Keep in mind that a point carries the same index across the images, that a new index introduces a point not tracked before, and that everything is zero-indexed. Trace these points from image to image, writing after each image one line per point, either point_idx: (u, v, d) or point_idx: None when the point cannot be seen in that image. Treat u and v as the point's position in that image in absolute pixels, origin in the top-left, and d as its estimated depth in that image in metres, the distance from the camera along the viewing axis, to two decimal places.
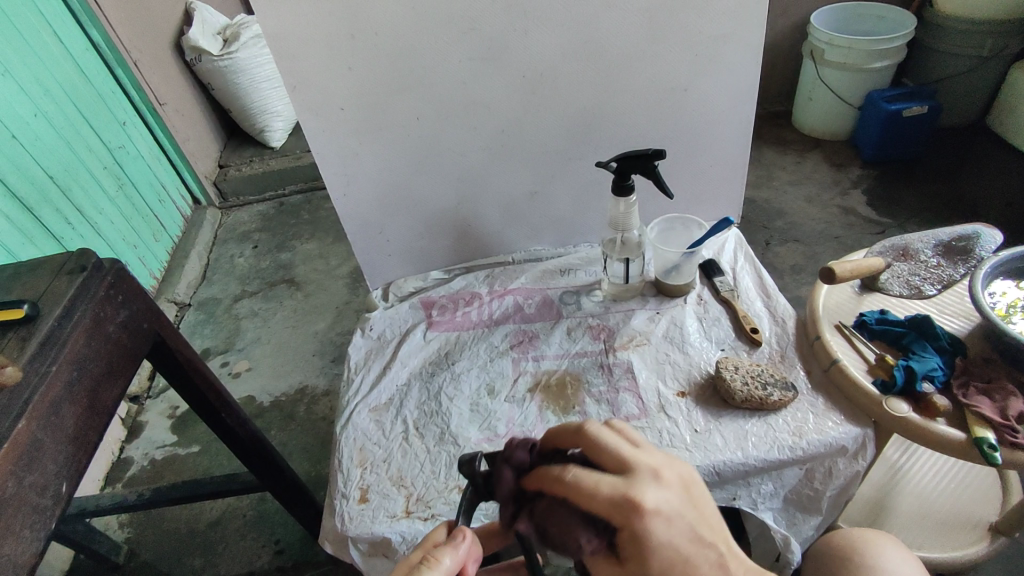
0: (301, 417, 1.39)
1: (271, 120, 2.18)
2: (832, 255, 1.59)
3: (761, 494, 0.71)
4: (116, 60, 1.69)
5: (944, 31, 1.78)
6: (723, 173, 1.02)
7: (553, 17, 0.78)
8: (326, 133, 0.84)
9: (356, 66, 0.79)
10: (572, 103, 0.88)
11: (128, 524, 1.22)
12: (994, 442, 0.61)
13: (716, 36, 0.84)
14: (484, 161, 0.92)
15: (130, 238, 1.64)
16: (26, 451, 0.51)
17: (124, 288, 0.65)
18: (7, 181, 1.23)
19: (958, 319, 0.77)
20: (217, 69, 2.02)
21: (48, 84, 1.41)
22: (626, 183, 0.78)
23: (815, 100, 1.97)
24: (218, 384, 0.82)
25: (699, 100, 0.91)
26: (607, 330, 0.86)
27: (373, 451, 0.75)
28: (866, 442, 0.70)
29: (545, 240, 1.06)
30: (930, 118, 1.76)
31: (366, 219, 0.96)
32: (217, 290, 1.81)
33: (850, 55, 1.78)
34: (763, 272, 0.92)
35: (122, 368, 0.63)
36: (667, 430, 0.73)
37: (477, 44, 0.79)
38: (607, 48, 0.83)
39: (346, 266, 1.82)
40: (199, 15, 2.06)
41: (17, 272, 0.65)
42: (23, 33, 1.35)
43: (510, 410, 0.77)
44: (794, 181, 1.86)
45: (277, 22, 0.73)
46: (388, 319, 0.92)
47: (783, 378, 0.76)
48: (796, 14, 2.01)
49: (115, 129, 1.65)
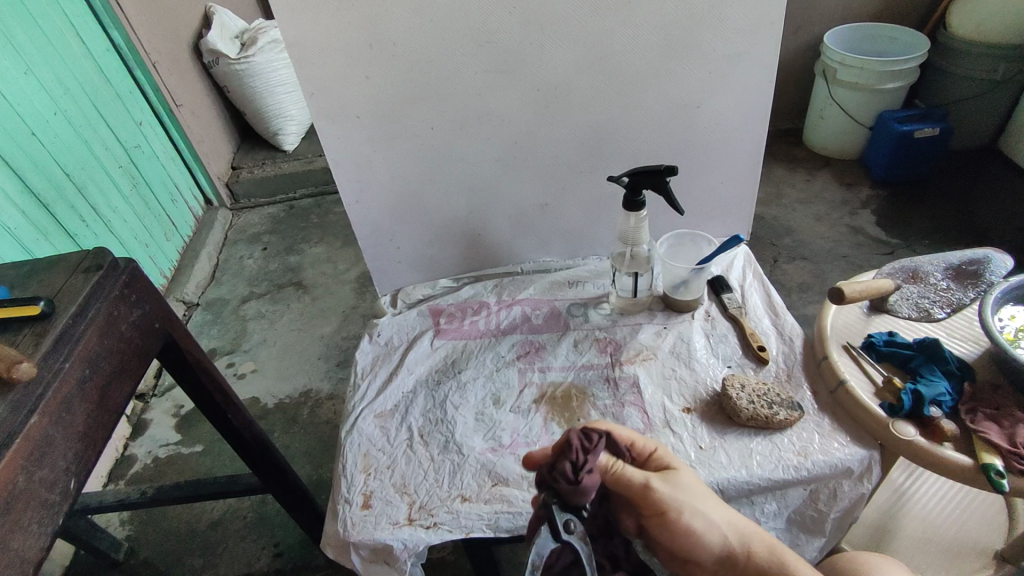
0: (304, 420, 1.39)
1: (285, 123, 2.20)
2: (840, 274, 1.59)
3: (765, 513, 0.70)
4: (134, 61, 1.71)
5: (958, 55, 1.79)
6: (733, 191, 1.03)
7: (569, 32, 0.79)
8: (341, 141, 0.86)
9: (374, 75, 0.80)
10: (585, 118, 0.89)
11: (129, 522, 1.22)
12: (1001, 468, 0.61)
13: (731, 55, 0.85)
14: (496, 173, 0.93)
15: (142, 237, 1.65)
16: (37, 446, 0.52)
17: (137, 288, 0.66)
18: (26, 177, 1.25)
19: (966, 343, 0.77)
20: (234, 72, 2.04)
21: (68, 82, 1.43)
22: (637, 198, 0.79)
23: (827, 119, 1.97)
24: (225, 386, 0.82)
25: (711, 118, 0.92)
26: (613, 344, 0.86)
27: (378, 457, 0.75)
28: (872, 465, 0.70)
29: (553, 251, 1.06)
30: (942, 140, 1.76)
31: (377, 226, 0.97)
32: (226, 291, 1.82)
33: (862, 75, 1.79)
34: (772, 290, 0.92)
35: (132, 366, 0.64)
36: (672, 445, 0.73)
37: (493, 57, 0.81)
38: (622, 64, 0.84)
39: (355, 271, 1.83)
40: (218, 19, 2.08)
41: (35, 268, 0.66)
42: (46, 32, 1.38)
43: (515, 420, 0.78)
44: (803, 199, 1.86)
45: (297, 30, 0.75)
46: (396, 325, 0.92)
47: (789, 397, 0.76)
48: (810, 33, 2.02)
49: (131, 129, 1.67)
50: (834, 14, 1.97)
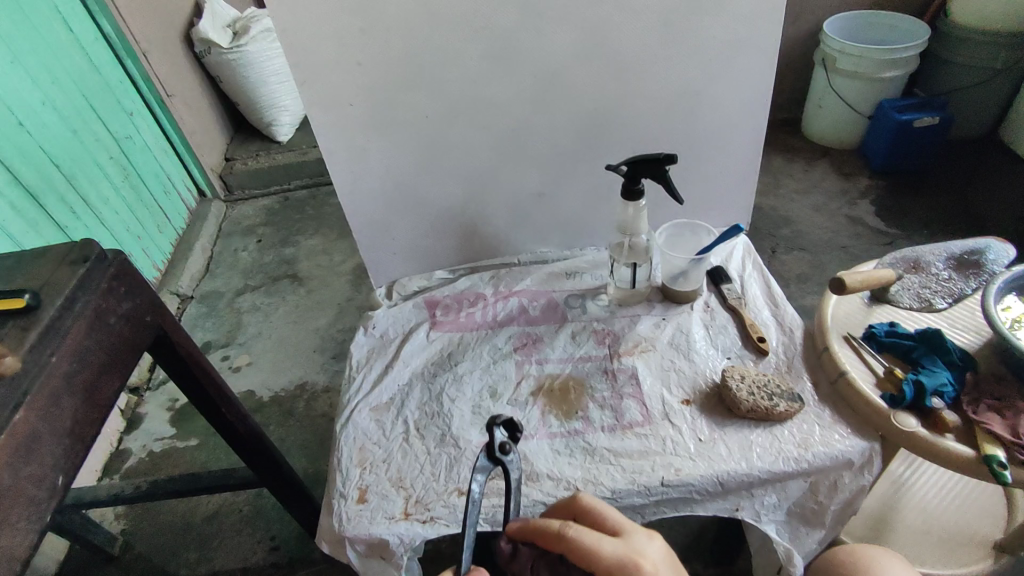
0: (300, 413, 1.38)
1: (279, 114, 2.17)
2: (838, 265, 1.58)
3: (765, 506, 0.70)
4: (125, 51, 1.68)
5: (958, 43, 1.78)
6: (733, 180, 1.01)
7: (566, 17, 0.78)
8: (334, 129, 0.84)
9: (366, 62, 0.78)
10: (582, 106, 0.87)
11: (124, 516, 1.21)
12: (1004, 460, 0.60)
13: (731, 41, 0.83)
14: (492, 162, 0.91)
15: (135, 229, 1.63)
16: (23, 442, 0.50)
17: (127, 280, 0.65)
18: (14, 169, 1.23)
19: (968, 333, 0.76)
20: (227, 62, 2.02)
21: (56, 72, 1.40)
22: (636, 187, 0.77)
23: (826, 109, 1.96)
24: (219, 379, 0.81)
25: (710, 106, 0.90)
26: (611, 335, 0.85)
27: (373, 451, 0.74)
28: (873, 456, 0.69)
29: (551, 242, 1.05)
30: (941, 129, 1.75)
31: (371, 217, 0.95)
32: (220, 283, 1.81)
33: (862, 64, 1.77)
34: (772, 281, 0.91)
35: (122, 360, 0.63)
36: (670, 437, 0.72)
37: (488, 43, 0.79)
38: (621, 50, 0.82)
39: (350, 263, 1.81)
40: (210, 7, 2.05)
41: (21, 260, 0.64)
42: (33, 20, 1.35)
43: (512, 413, 0.77)
44: (802, 189, 1.85)
45: (287, 15, 0.73)
46: (392, 317, 0.91)
47: (789, 389, 0.75)
48: (810, 21, 2.00)
49: (122, 119, 1.64)
50: (834, 1, 1.95)
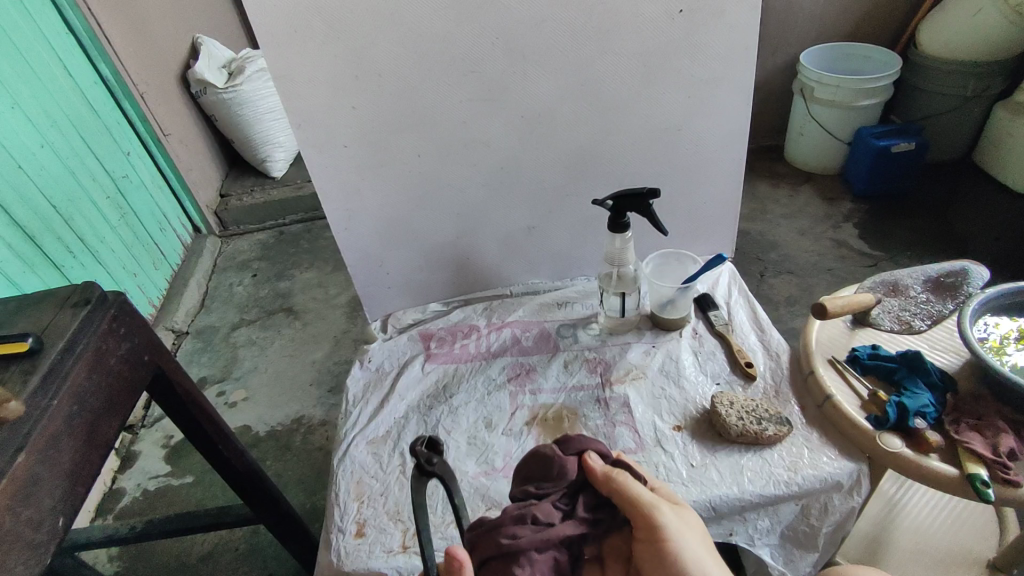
0: (296, 447, 1.38)
1: (274, 150, 2.21)
2: (825, 287, 1.61)
3: (758, 530, 0.71)
4: (122, 93, 1.73)
5: (929, 71, 1.85)
6: (717, 209, 1.04)
7: (550, 61, 0.82)
8: (329, 169, 0.87)
9: (360, 106, 0.81)
10: (569, 144, 0.91)
11: (118, 557, 1.20)
12: (986, 478, 0.62)
13: (707, 79, 0.88)
14: (483, 197, 0.94)
15: (131, 267, 1.65)
16: (23, 485, 0.51)
17: (126, 321, 0.66)
18: (12, 211, 1.25)
19: (948, 355, 0.78)
20: (222, 101, 2.06)
21: (55, 115, 1.44)
22: (622, 220, 0.80)
23: (806, 136, 2.02)
24: (216, 416, 0.82)
25: (692, 139, 0.94)
26: (603, 364, 0.87)
27: (370, 484, 0.75)
28: (861, 478, 0.71)
29: (542, 273, 1.07)
30: (918, 154, 1.80)
31: (366, 252, 0.98)
32: (216, 318, 1.82)
33: (839, 93, 1.83)
34: (757, 307, 0.94)
35: (121, 400, 0.64)
36: (663, 464, 0.73)
37: (476, 86, 0.82)
38: (603, 90, 0.86)
39: (345, 295, 1.83)
40: (205, 50, 2.11)
41: (23, 304, 0.66)
42: (33, 66, 1.39)
43: (508, 443, 0.78)
44: (787, 215, 1.90)
45: (283, 63, 0.76)
46: (387, 350, 0.93)
47: (777, 413, 0.76)
48: (787, 53, 2.07)
49: (119, 159, 1.67)
50: (809, 34, 2.03)
